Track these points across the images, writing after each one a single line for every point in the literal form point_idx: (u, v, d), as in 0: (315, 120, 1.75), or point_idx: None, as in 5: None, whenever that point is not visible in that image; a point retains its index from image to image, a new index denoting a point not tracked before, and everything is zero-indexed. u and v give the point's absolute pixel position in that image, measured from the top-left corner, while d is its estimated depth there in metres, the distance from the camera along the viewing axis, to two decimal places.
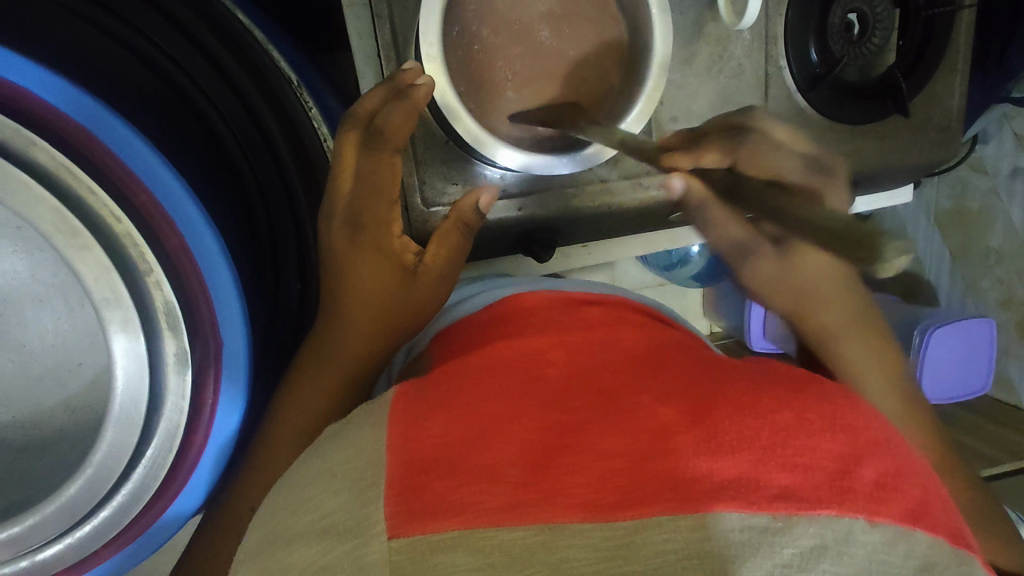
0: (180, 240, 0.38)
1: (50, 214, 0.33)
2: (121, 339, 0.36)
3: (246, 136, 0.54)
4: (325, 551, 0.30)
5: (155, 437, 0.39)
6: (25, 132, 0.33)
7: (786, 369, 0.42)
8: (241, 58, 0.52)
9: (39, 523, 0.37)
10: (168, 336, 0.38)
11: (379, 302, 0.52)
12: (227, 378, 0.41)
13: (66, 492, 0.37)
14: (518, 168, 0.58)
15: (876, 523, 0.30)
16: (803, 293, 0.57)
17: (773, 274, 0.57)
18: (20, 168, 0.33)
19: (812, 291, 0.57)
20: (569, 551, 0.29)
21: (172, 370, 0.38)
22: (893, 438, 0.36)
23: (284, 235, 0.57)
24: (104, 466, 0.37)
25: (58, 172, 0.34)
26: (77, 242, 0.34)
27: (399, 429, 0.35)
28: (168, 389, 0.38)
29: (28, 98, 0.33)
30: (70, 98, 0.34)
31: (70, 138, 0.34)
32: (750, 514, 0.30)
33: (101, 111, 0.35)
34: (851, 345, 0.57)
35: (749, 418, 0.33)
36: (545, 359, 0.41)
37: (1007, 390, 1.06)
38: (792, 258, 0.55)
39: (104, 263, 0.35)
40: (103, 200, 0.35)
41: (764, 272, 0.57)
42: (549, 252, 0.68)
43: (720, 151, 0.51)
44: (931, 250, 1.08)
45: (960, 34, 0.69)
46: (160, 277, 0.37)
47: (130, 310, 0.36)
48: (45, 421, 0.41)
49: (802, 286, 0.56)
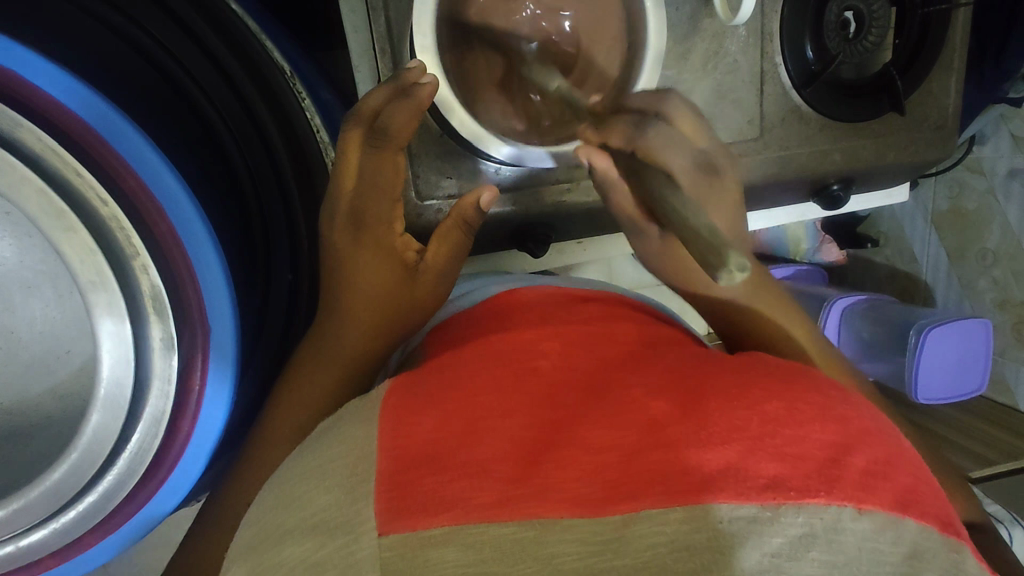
0: (168, 226, 0.38)
1: (35, 195, 0.33)
2: (108, 323, 0.35)
3: (236, 122, 0.53)
4: (317, 547, 0.30)
5: (141, 422, 0.38)
6: (11, 113, 0.32)
7: (775, 362, 0.41)
8: (235, 50, 0.53)
9: (24, 507, 0.37)
10: (153, 320, 0.37)
11: (376, 302, 0.51)
12: (214, 361, 0.41)
13: (51, 476, 0.37)
14: (507, 159, 0.59)
15: (864, 511, 0.30)
16: (693, 277, 0.52)
17: (658, 253, 0.52)
18: (5, 148, 0.32)
19: (700, 277, 0.52)
20: (560, 546, 0.29)
21: (158, 354, 0.38)
22: (881, 427, 0.35)
23: (277, 226, 0.57)
24: (88, 451, 0.37)
25: (45, 154, 0.33)
26: (62, 224, 0.34)
27: (390, 425, 0.35)
28: (154, 372, 0.38)
29: (13, 80, 0.33)
30: (59, 83, 0.34)
31: (58, 122, 0.34)
32: (738, 505, 0.30)
33: (89, 94, 0.35)
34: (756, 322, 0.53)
35: (738, 408, 0.33)
36: (538, 352, 0.41)
37: (1003, 392, 1.06)
38: (675, 240, 0.49)
39: (90, 246, 0.34)
40: (89, 181, 0.34)
41: (651, 251, 0.53)
42: (543, 248, 0.68)
43: (621, 137, 0.49)
44: (927, 252, 1.09)
45: (957, 34, 0.69)
46: (146, 261, 0.36)
47: (115, 294, 0.35)
48: (33, 408, 0.40)
49: (687, 270, 0.52)
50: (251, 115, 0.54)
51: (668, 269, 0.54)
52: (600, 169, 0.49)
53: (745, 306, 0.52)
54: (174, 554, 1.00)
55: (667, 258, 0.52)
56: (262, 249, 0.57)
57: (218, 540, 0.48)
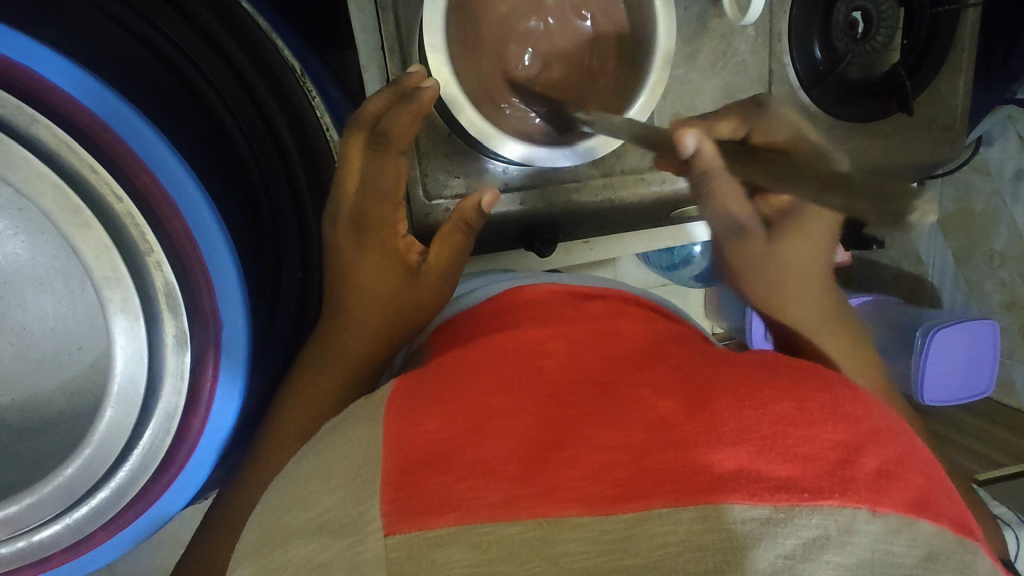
0: (183, 226, 0.38)
1: (50, 190, 0.33)
2: (121, 320, 0.35)
3: (248, 122, 0.53)
4: (323, 548, 0.30)
5: (153, 419, 0.38)
6: (28, 110, 0.32)
7: (786, 361, 0.41)
8: (246, 47, 0.52)
9: (36, 503, 0.37)
10: (166, 317, 0.37)
11: (381, 302, 0.51)
12: (225, 362, 0.41)
13: (62, 473, 0.36)
14: (518, 159, 0.58)
15: (878, 514, 0.30)
16: (784, 286, 0.55)
17: (760, 258, 0.55)
18: (20, 144, 0.32)
19: (798, 287, 0.55)
20: (569, 545, 0.29)
21: (172, 351, 0.38)
22: (894, 427, 0.35)
23: (287, 225, 0.57)
24: (102, 448, 0.36)
25: (59, 150, 0.33)
26: (78, 220, 0.33)
27: (395, 425, 0.35)
28: (166, 368, 0.38)
29: (28, 76, 0.33)
30: (75, 81, 0.34)
31: (73, 118, 0.34)
32: (751, 506, 0.29)
33: (105, 91, 0.35)
34: (830, 343, 0.54)
35: (748, 408, 0.33)
36: (545, 351, 0.41)
37: (1009, 394, 1.06)
38: (778, 245, 0.54)
39: (104, 241, 0.34)
40: (104, 178, 0.34)
41: (752, 254, 0.55)
42: (551, 247, 0.67)
43: (733, 125, 0.54)
44: (933, 253, 1.09)
45: (966, 32, 0.67)
46: (160, 257, 0.36)
47: (129, 290, 0.35)
48: (44, 404, 0.40)
49: (786, 276, 0.55)
50: (261, 114, 0.54)
51: (754, 287, 0.56)
52: (705, 155, 0.45)
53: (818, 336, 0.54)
54: (182, 554, 1.01)
55: (776, 262, 0.54)
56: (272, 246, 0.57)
57: (226, 538, 0.49)
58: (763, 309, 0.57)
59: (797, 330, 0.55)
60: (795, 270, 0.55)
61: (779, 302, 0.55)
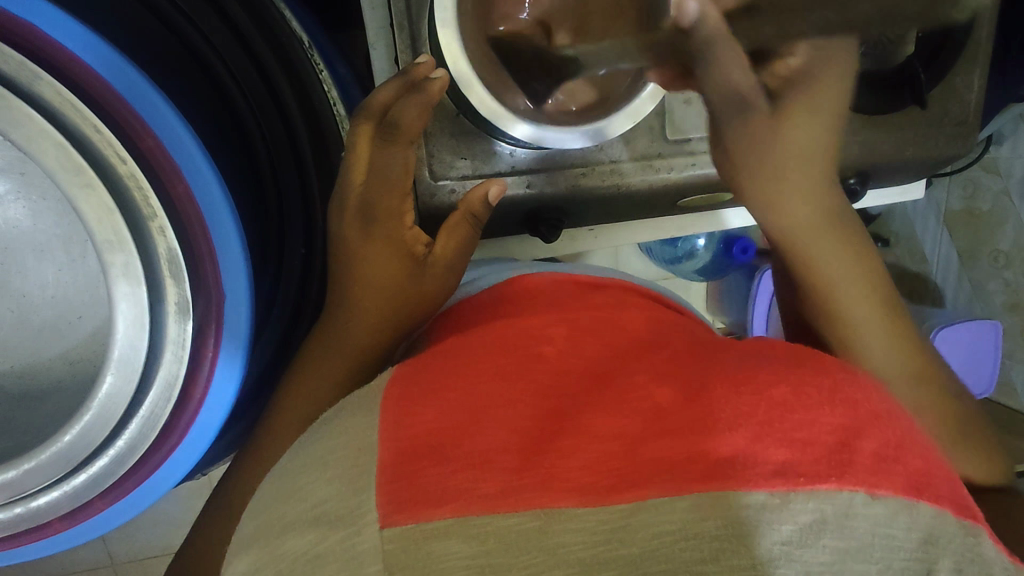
0: (186, 187, 0.38)
1: (53, 149, 0.32)
2: (123, 285, 0.35)
3: (253, 91, 0.53)
4: (318, 539, 0.30)
5: (154, 386, 0.37)
6: (31, 66, 0.32)
7: (785, 345, 0.40)
8: (256, 20, 0.52)
9: (36, 467, 0.37)
10: (169, 283, 0.36)
11: (387, 287, 0.51)
12: (226, 340, 0.41)
13: (61, 439, 0.36)
14: (528, 138, 0.57)
15: (877, 497, 0.29)
16: (787, 172, 0.54)
17: (760, 134, 0.54)
18: (23, 101, 0.32)
19: (802, 171, 0.55)
20: (565, 536, 0.29)
21: (172, 317, 0.37)
22: (893, 411, 0.35)
23: (291, 199, 0.57)
24: (99, 416, 0.36)
25: (63, 109, 0.33)
26: (81, 179, 0.33)
27: (392, 414, 0.34)
28: (168, 336, 0.37)
29: (35, 34, 0.33)
30: (80, 39, 0.34)
31: (80, 79, 0.34)
32: (750, 493, 0.29)
33: (107, 49, 0.35)
34: (832, 258, 0.55)
35: (746, 395, 0.33)
36: (543, 338, 0.41)
37: (1008, 394, 1.07)
38: (783, 118, 0.53)
39: (107, 204, 0.34)
40: (108, 139, 0.34)
41: (756, 131, 0.54)
42: (556, 233, 0.66)
43: None
44: (938, 251, 1.06)
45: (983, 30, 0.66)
46: (163, 223, 0.36)
47: (131, 255, 0.34)
48: (43, 371, 0.41)
49: (790, 155, 0.54)
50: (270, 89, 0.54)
51: (748, 167, 0.56)
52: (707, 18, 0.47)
53: (817, 250, 0.55)
54: (186, 533, 1.05)
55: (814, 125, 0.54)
56: (276, 219, 0.57)
57: (225, 523, 0.49)
58: (761, 206, 0.56)
59: (795, 231, 0.55)
60: (801, 151, 0.54)
61: (776, 182, 0.55)
